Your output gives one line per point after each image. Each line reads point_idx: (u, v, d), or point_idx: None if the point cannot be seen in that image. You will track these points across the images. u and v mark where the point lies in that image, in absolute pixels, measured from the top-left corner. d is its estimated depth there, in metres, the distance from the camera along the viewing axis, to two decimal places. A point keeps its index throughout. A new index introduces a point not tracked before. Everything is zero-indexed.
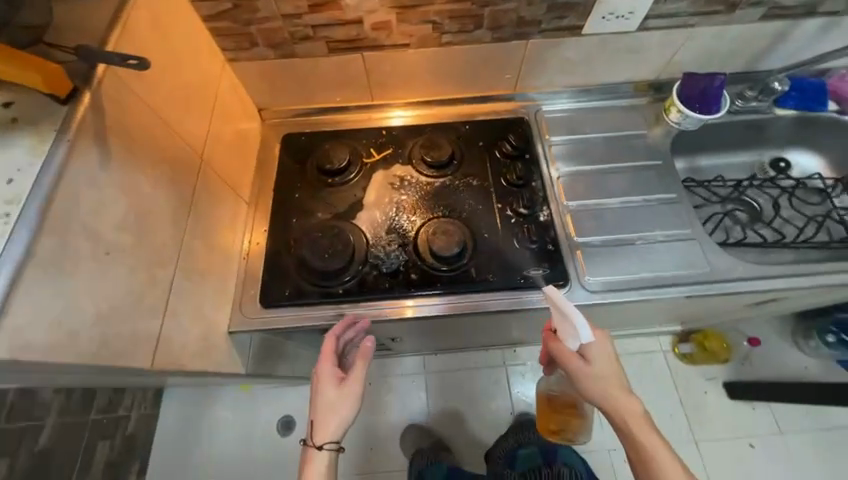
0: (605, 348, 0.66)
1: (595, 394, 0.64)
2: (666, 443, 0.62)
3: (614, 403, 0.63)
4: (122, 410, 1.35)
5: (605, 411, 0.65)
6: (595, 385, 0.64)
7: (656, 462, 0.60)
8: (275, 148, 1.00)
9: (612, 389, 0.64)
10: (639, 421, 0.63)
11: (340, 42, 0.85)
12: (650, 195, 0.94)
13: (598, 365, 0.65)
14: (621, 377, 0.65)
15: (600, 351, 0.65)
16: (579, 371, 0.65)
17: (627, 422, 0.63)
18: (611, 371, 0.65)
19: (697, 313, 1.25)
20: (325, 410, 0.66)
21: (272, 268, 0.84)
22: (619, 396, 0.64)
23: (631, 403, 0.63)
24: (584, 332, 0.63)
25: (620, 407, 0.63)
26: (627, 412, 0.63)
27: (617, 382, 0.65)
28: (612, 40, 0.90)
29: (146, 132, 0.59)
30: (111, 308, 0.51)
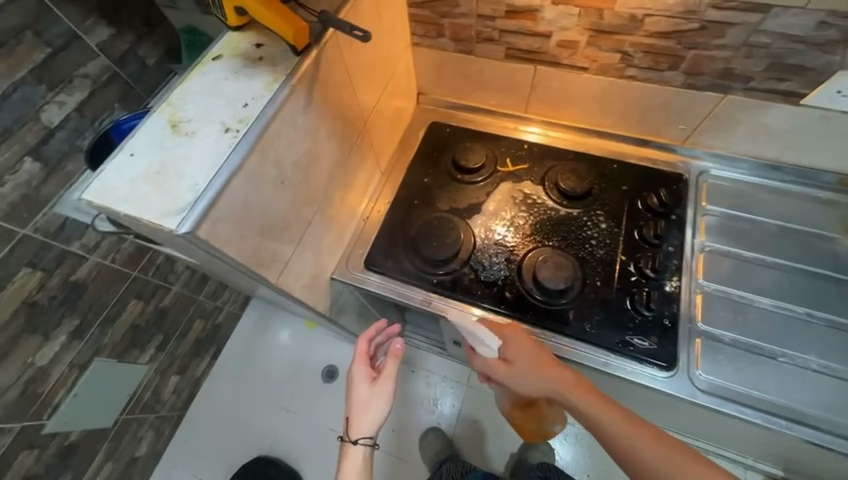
0: (517, 341, 0.73)
1: (526, 379, 0.70)
2: (609, 402, 0.66)
3: (549, 382, 0.68)
4: (219, 302, 1.59)
5: (546, 394, 0.69)
6: (523, 378, 0.70)
7: (604, 429, 0.63)
8: (420, 131, 1.06)
9: (538, 370, 0.69)
10: (574, 390, 0.67)
11: (520, 51, 0.86)
12: (817, 311, 0.77)
13: (517, 356, 0.71)
14: (545, 354, 0.71)
15: (514, 345, 0.72)
16: (506, 374, 0.72)
17: (568, 399, 0.66)
18: (535, 356, 0.70)
19: (817, 469, 1.00)
20: (360, 407, 0.74)
21: (383, 237, 0.91)
22: (545, 377, 0.68)
23: (563, 375, 0.68)
24: (491, 339, 0.73)
25: (546, 381, 0.68)
26: (563, 386, 0.67)
27: (540, 360, 0.70)
28: (837, 119, 0.74)
29: (339, 91, 0.68)
30: (270, 225, 0.61)
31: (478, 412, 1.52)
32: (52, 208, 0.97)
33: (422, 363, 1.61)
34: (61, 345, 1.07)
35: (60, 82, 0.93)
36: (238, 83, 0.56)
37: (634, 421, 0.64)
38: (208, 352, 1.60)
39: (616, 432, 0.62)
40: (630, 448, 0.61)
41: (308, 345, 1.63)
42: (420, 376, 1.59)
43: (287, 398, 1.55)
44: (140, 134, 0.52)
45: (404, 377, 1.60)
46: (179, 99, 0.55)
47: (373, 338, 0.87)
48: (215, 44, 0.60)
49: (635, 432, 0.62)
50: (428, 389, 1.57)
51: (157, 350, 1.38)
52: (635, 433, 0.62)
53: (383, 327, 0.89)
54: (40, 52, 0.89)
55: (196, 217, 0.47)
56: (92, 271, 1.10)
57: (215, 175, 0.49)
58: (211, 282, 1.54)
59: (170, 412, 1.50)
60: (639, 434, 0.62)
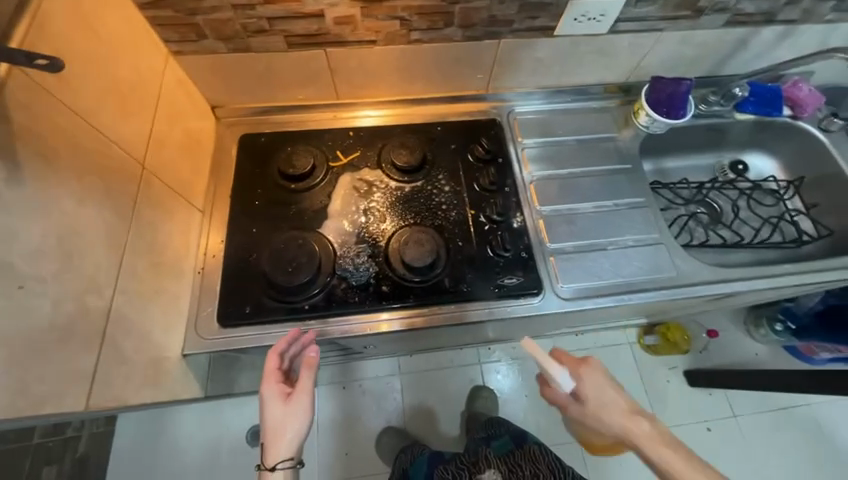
0: (593, 377, 0.69)
1: (597, 422, 0.68)
2: (686, 453, 0.62)
3: (621, 429, 0.66)
4: (70, 432, 1.26)
5: (623, 441, 0.66)
6: (597, 419, 0.67)
7: (681, 478, 0.60)
8: (233, 150, 0.92)
9: (615, 415, 0.66)
10: (643, 437, 0.64)
11: (300, 36, 0.78)
12: (621, 198, 0.94)
13: (595, 400, 0.68)
14: (623, 401, 0.68)
15: (589, 383, 0.69)
16: (576, 412, 0.70)
17: (643, 450, 0.63)
18: (611, 400, 0.67)
19: (663, 308, 1.30)
20: (274, 432, 0.61)
21: (230, 283, 0.78)
22: (618, 420, 0.66)
23: (639, 426, 0.65)
24: (562, 378, 0.70)
25: (629, 432, 0.65)
26: (638, 437, 0.64)
27: (616, 408, 0.67)
28: (583, 42, 0.88)
29: (70, 140, 0.52)
30: (27, 348, 0.44)
31: (419, 392, 1.54)
32: None
33: (350, 375, 1.55)
34: None
35: None
36: None
37: (709, 472, 0.60)
38: None
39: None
40: None
41: (215, 420, 1.42)
42: (352, 389, 1.53)
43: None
44: None
45: (337, 397, 1.51)
46: None
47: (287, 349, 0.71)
48: None
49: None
50: (364, 398, 1.52)
51: None
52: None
53: (298, 335, 0.72)
54: None
55: None
56: None
57: None
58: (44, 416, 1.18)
59: None
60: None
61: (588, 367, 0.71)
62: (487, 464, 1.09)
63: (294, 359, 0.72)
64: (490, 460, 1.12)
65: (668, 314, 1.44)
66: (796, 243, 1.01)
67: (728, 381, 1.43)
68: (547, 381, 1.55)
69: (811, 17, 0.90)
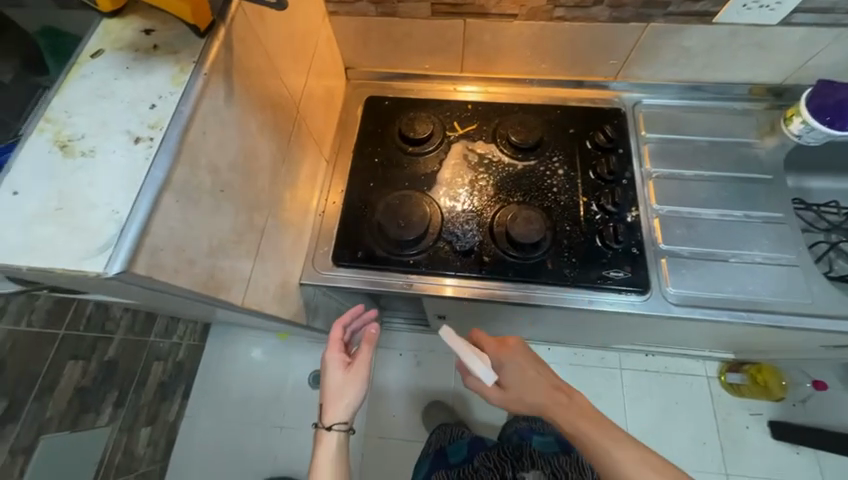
0: (516, 360, 0.74)
1: (516, 402, 0.72)
2: (606, 426, 0.66)
3: (541, 406, 0.70)
4: (175, 338, 1.46)
5: (547, 420, 0.70)
6: (519, 400, 0.71)
7: (594, 448, 0.64)
8: (358, 109, 0.99)
9: (541, 394, 0.70)
10: (578, 418, 0.67)
11: (446, 5, 0.81)
12: (752, 210, 0.86)
13: (507, 386, 0.72)
14: (536, 376, 0.72)
15: (512, 370, 0.74)
16: (499, 398, 0.73)
17: (563, 421, 0.68)
18: (533, 381, 0.72)
19: (763, 345, 1.16)
20: (335, 395, 0.70)
21: (347, 228, 0.85)
22: (545, 399, 0.70)
23: (567, 401, 0.69)
24: (487, 375, 0.70)
25: (555, 412, 0.69)
26: (557, 409, 0.69)
27: (530, 385, 0.71)
28: (744, 32, 0.80)
29: (263, 77, 0.60)
30: (220, 243, 0.53)
31: None
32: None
33: (409, 344, 1.62)
34: None
35: None
36: (137, 81, 0.46)
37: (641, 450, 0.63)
38: (178, 393, 1.49)
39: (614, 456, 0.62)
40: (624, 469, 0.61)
41: (285, 357, 1.58)
42: (409, 357, 1.59)
43: (278, 415, 1.50)
44: (15, 165, 0.41)
45: (393, 361, 1.59)
46: (61, 114, 0.44)
47: (349, 323, 0.80)
48: (89, 38, 0.48)
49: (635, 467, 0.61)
50: (419, 369, 1.58)
51: (117, 407, 1.26)
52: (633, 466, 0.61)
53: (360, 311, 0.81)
54: None
55: (125, 249, 0.38)
56: (7, 343, 0.94)
57: (137, 197, 0.40)
58: (160, 319, 1.40)
59: (150, 467, 1.39)
60: (630, 453, 0.62)
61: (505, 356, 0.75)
62: (532, 465, 1.06)
63: (353, 333, 0.81)
64: (536, 457, 1.09)
65: (767, 355, 1.29)
66: None
67: (827, 442, 1.25)
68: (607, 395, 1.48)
69: None
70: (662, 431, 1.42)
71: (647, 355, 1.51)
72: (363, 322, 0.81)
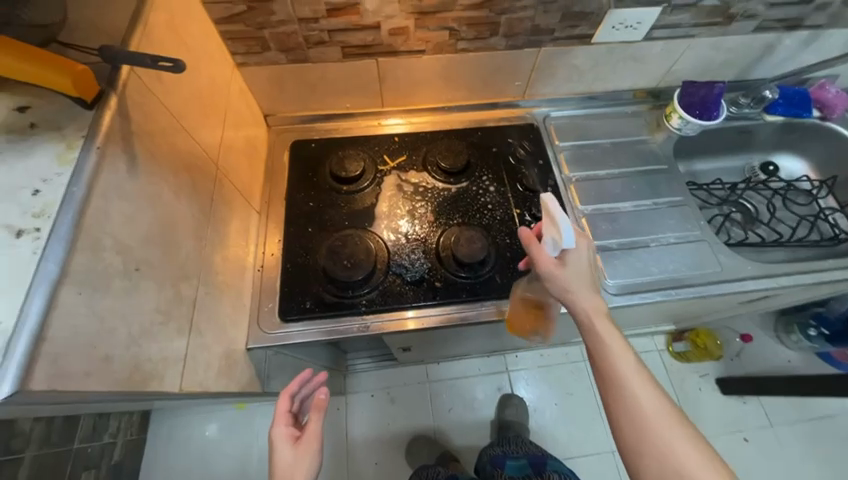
0: (581, 251, 0.65)
1: (565, 292, 0.63)
2: (629, 347, 0.60)
3: (583, 302, 0.62)
4: (108, 437, 1.26)
5: (571, 310, 0.64)
6: (566, 285, 0.63)
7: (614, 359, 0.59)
8: (284, 155, 0.96)
9: (584, 289, 0.63)
10: (604, 320, 0.61)
11: (355, 47, 0.83)
12: (659, 197, 0.97)
13: (577, 274, 0.63)
14: (593, 280, 0.64)
15: (577, 254, 0.64)
16: (551, 272, 0.63)
17: (592, 323, 0.61)
18: (584, 275, 0.64)
19: (695, 312, 1.29)
20: (284, 476, 0.62)
21: (291, 280, 0.81)
22: (585, 293, 0.62)
23: (597, 304, 0.62)
24: (567, 237, 0.61)
25: (588, 307, 0.62)
26: (595, 311, 0.61)
27: (588, 283, 0.64)
28: (618, 49, 0.92)
29: (169, 139, 0.56)
30: (141, 329, 0.47)
31: (448, 400, 1.53)
32: None
33: (379, 383, 1.55)
34: None
35: None
36: (12, 166, 0.40)
37: (651, 381, 0.57)
38: None
39: (631, 379, 0.57)
40: (631, 386, 0.56)
41: (244, 428, 1.43)
42: (381, 396, 1.53)
43: None
44: None
45: (365, 405, 1.52)
46: None
47: (298, 392, 0.76)
48: None
49: (649, 394, 0.56)
50: (394, 406, 1.51)
51: None
52: (646, 393, 0.56)
53: (308, 378, 0.78)
54: None
55: (14, 368, 0.32)
56: None
57: (24, 300, 0.34)
58: (85, 419, 1.21)
59: None
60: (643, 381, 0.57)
61: (585, 242, 0.66)
62: None
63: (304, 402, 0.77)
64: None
65: (700, 320, 1.43)
66: (835, 241, 1.02)
67: (764, 388, 1.41)
68: (577, 388, 1.54)
69: (838, 21, 0.93)
70: None
71: None
72: (313, 388, 0.77)
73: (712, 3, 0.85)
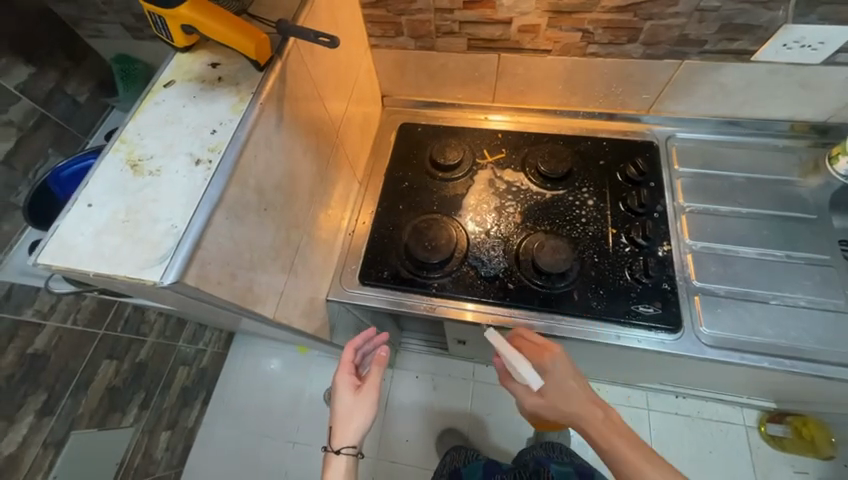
0: (559, 364, 0.69)
1: (562, 413, 0.66)
2: (636, 445, 0.62)
3: (581, 421, 0.65)
4: (201, 345, 1.52)
5: (575, 427, 0.66)
6: (557, 409, 0.67)
7: (627, 462, 0.61)
8: (392, 135, 1.03)
9: (577, 403, 0.66)
10: (604, 429, 0.64)
11: (481, 40, 0.85)
12: (794, 251, 0.82)
13: (565, 395, 0.67)
14: (579, 389, 0.67)
15: (553, 376, 0.68)
16: (538, 405, 0.68)
17: (596, 434, 0.64)
18: (570, 392, 0.67)
19: (809, 396, 1.08)
20: (345, 416, 0.71)
21: (375, 249, 0.87)
22: (583, 410, 0.65)
23: (593, 414, 0.65)
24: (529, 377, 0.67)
25: (585, 417, 0.65)
26: (596, 426, 0.64)
27: (573, 398, 0.66)
28: (783, 71, 0.79)
29: (307, 104, 0.64)
30: (259, 258, 0.56)
31: (489, 404, 1.51)
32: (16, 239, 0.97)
33: (425, 367, 1.60)
34: (30, 426, 0.96)
35: (71, 127, 1.02)
36: (201, 108, 0.51)
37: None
38: (197, 400, 1.52)
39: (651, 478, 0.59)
40: None
41: (302, 371, 1.60)
42: (425, 380, 1.57)
43: (295, 429, 1.51)
44: (94, 182, 0.46)
45: (409, 383, 1.57)
46: (136, 137, 0.49)
47: (361, 345, 0.83)
48: (163, 70, 0.54)
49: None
50: (436, 393, 1.55)
51: (142, 408, 1.29)
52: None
53: (372, 335, 0.84)
54: (74, 102, 1.01)
55: (180, 261, 0.41)
56: (52, 338, 1.01)
57: (193, 213, 0.44)
58: (189, 325, 1.46)
59: (166, 472, 1.40)
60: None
61: (550, 357, 0.69)
62: None
63: (365, 356, 0.83)
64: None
65: (812, 407, 1.19)
66: None
67: None
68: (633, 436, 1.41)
69: None
70: None
71: (677, 397, 1.43)
72: (375, 344, 0.83)
73: None
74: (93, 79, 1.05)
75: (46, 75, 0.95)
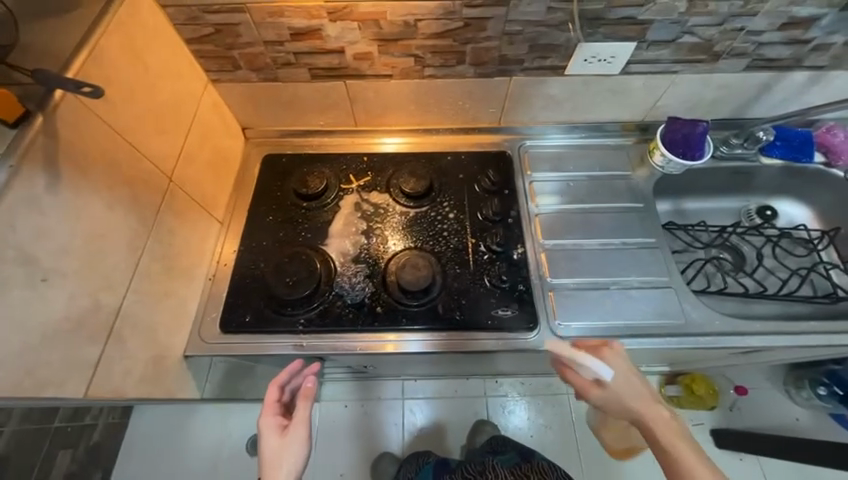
0: (621, 362, 0.68)
1: (626, 410, 0.65)
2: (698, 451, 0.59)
3: (646, 415, 0.63)
4: (88, 420, 1.31)
5: (636, 423, 0.64)
6: (621, 401, 0.65)
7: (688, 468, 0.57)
8: (256, 168, 0.99)
9: (643, 400, 0.64)
10: (668, 430, 0.61)
11: (322, 69, 0.85)
12: (629, 238, 0.92)
13: (626, 388, 0.65)
14: (643, 387, 0.65)
15: (620, 369, 0.67)
16: (599, 395, 0.66)
17: (654, 431, 0.62)
18: (635, 387, 0.65)
19: (684, 358, 1.20)
20: (272, 465, 0.61)
21: (236, 293, 0.82)
22: (650, 407, 0.63)
23: (658, 412, 0.63)
24: (604, 372, 0.65)
25: (651, 415, 0.63)
26: (658, 424, 0.62)
27: (637, 393, 0.65)
28: (595, 81, 0.89)
29: (105, 155, 0.59)
30: (40, 336, 0.49)
31: (421, 419, 1.50)
32: None
33: (353, 394, 1.54)
34: None
35: None
36: None
37: None
38: None
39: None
40: None
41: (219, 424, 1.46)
42: (354, 407, 1.52)
43: None
44: None
45: (338, 414, 1.51)
46: None
47: (288, 383, 0.74)
48: None
49: None
50: (367, 418, 1.50)
51: None
52: None
53: (299, 367, 0.75)
54: None
55: None
56: None
57: None
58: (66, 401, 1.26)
59: None
60: None
61: (615, 353, 0.68)
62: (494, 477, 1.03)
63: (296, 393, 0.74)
64: (497, 470, 1.07)
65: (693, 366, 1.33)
66: (832, 299, 0.93)
67: (760, 446, 1.29)
68: (557, 422, 1.48)
69: (843, 63, 0.86)
70: (608, 461, 1.41)
71: None
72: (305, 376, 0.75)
73: (693, 40, 0.79)
74: None
75: None
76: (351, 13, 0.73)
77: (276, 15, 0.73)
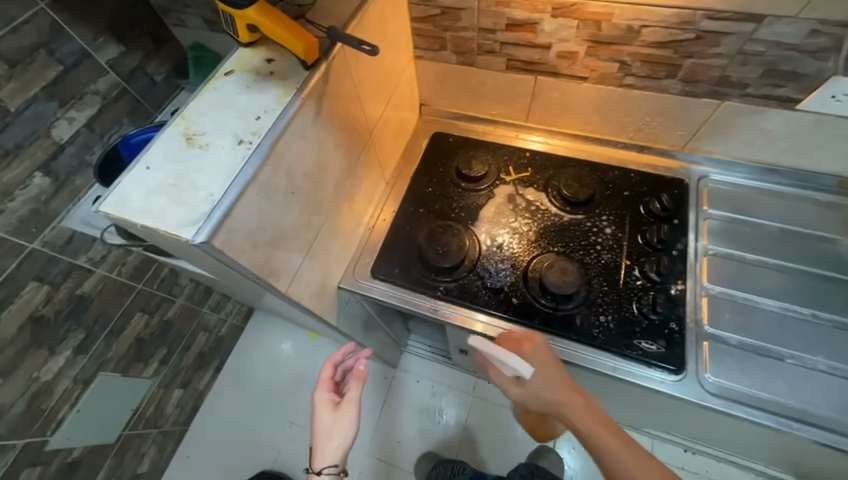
0: (534, 351, 0.69)
1: (542, 396, 0.67)
2: (607, 426, 0.63)
3: (557, 403, 0.66)
4: (223, 314, 1.60)
5: (552, 412, 0.67)
6: (533, 390, 0.67)
7: (597, 446, 0.62)
8: (424, 141, 1.07)
9: (552, 388, 0.67)
10: (580, 413, 0.64)
11: (521, 62, 0.88)
12: (819, 311, 0.78)
13: (537, 378, 0.67)
14: (556, 375, 0.68)
15: (532, 359, 0.69)
16: (517, 382, 0.69)
17: (569, 418, 0.64)
18: (546, 375, 0.68)
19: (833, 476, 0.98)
20: (323, 436, 0.74)
21: (390, 247, 0.91)
22: (560, 394, 0.66)
23: (567, 396, 0.66)
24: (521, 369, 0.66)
25: (559, 402, 0.65)
26: (569, 410, 0.65)
27: (550, 383, 0.67)
28: (832, 124, 0.76)
29: (345, 104, 0.70)
30: (282, 235, 0.62)
31: (484, 422, 1.44)
32: (61, 222, 1.00)
33: (426, 373, 1.54)
34: (67, 359, 1.08)
35: (153, 101, 1.16)
36: (250, 97, 0.58)
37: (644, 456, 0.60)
38: (211, 366, 1.61)
39: (616, 451, 0.61)
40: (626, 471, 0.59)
41: (311, 356, 1.65)
42: (424, 385, 1.52)
43: (293, 410, 1.56)
44: (158, 149, 0.54)
45: (408, 385, 1.53)
46: (195, 115, 0.56)
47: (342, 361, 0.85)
48: (227, 60, 0.62)
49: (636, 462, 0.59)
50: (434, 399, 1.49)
51: (162, 363, 1.39)
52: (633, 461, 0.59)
53: (349, 351, 0.86)
54: (155, 78, 1.15)
55: (211, 226, 0.48)
56: (99, 283, 1.11)
57: (229, 186, 0.50)
58: (215, 294, 1.55)
59: (173, 427, 1.50)
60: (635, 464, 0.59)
61: (531, 347, 0.69)
62: None
63: (347, 371, 0.85)
64: None
65: None
66: None
67: None
68: None
69: None
70: None
71: (686, 451, 1.32)
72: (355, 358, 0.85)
73: None
74: (173, 58, 1.18)
75: (133, 52, 1.08)
76: (576, 11, 0.74)
77: (502, 5, 0.78)
